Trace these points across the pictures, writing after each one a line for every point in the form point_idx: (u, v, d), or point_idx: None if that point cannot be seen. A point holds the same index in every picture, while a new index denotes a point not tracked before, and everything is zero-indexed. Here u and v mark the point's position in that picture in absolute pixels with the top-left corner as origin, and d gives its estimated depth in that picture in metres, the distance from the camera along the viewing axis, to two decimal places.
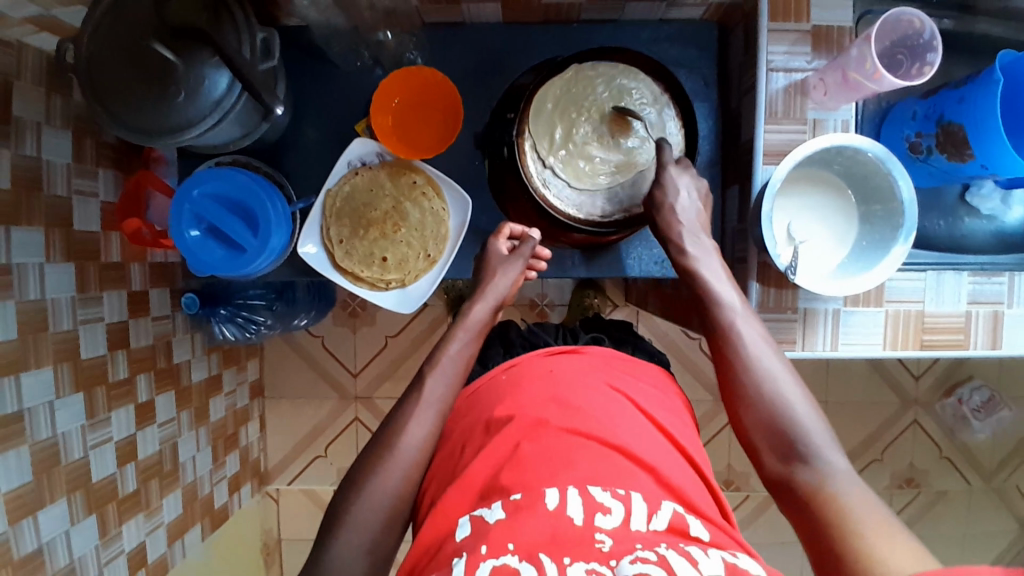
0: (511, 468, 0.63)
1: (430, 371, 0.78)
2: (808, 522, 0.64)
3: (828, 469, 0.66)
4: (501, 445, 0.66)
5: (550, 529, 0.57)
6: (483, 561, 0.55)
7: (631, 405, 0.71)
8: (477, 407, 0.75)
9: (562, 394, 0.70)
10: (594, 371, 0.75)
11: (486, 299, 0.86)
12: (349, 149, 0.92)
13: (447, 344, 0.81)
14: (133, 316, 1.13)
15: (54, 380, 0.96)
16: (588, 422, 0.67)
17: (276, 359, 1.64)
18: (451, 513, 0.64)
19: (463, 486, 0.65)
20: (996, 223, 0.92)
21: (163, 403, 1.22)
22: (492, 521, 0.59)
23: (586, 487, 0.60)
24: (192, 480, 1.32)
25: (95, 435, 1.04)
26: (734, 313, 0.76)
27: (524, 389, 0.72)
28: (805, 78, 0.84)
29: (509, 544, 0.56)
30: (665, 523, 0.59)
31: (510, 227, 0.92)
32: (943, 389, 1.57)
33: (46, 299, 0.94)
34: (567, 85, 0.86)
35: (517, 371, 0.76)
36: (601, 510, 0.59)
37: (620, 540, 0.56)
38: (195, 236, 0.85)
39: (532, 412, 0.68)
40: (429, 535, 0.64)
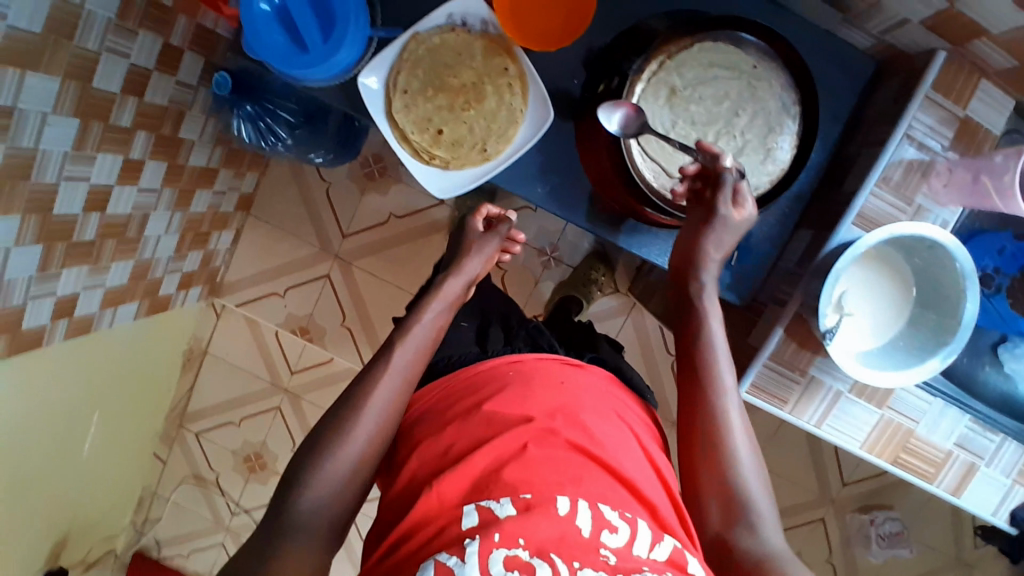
0: (518, 467, 0.62)
1: (400, 341, 0.75)
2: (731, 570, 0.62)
3: (766, 525, 0.64)
4: (505, 441, 0.64)
5: (560, 532, 0.57)
6: (496, 548, 0.54)
7: (640, 450, 0.70)
8: (479, 390, 0.72)
9: (572, 407, 0.70)
10: (603, 399, 0.74)
11: (461, 276, 0.84)
12: (455, 0, 0.82)
13: (421, 311, 0.79)
14: (158, 68, 1.06)
15: (57, 93, 0.87)
16: (597, 446, 0.66)
17: (274, 184, 1.56)
18: (448, 493, 0.61)
19: (460, 471, 0.62)
20: (1009, 385, 0.87)
21: (153, 170, 1.16)
22: (501, 515, 0.57)
23: (596, 503, 0.60)
24: (149, 257, 1.28)
25: (73, 169, 0.97)
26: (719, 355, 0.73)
27: (534, 389, 0.71)
28: (933, 160, 0.79)
29: (520, 539, 0.55)
30: (666, 556, 0.58)
31: (487, 210, 0.91)
32: (862, 504, 1.59)
33: (82, 8, 0.85)
34: (707, 52, 0.76)
35: (523, 369, 0.75)
36: (609, 527, 0.58)
37: (624, 559, 0.56)
38: (265, 11, 0.76)
39: (545, 418, 0.67)
40: (419, 513, 0.60)
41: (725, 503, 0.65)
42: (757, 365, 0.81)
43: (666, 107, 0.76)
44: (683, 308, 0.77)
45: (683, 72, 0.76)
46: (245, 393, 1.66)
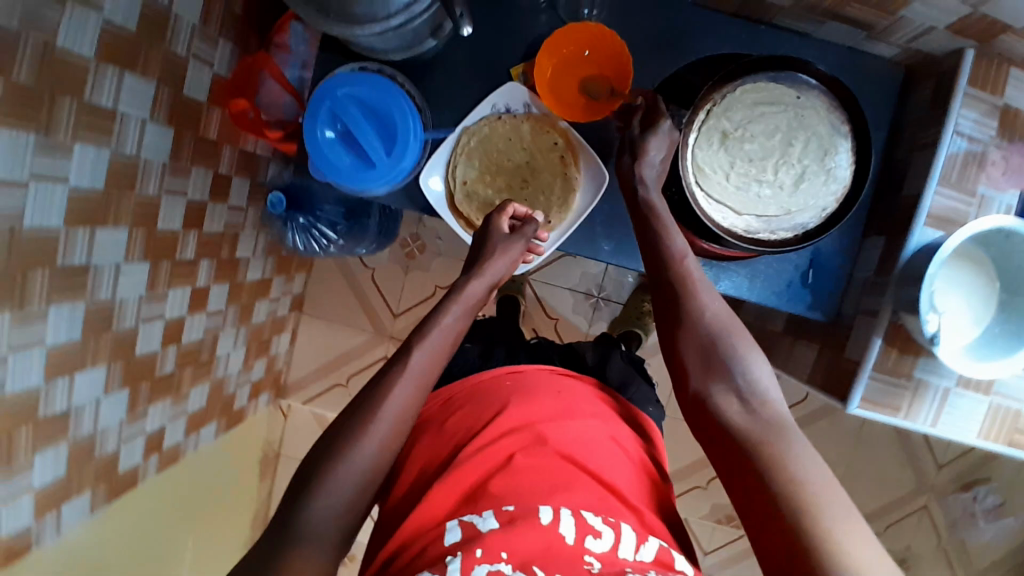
0: (505, 478, 0.71)
1: (418, 344, 0.74)
2: (740, 470, 0.64)
3: (765, 418, 0.66)
4: (496, 451, 0.74)
5: (545, 544, 0.63)
6: (478, 563, 0.61)
7: (624, 457, 0.77)
8: (475, 407, 0.82)
9: (564, 420, 0.79)
10: (587, 408, 0.82)
11: (483, 278, 0.80)
12: (498, 92, 0.88)
13: (439, 316, 0.76)
14: (212, 198, 1.12)
15: (127, 243, 0.94)
16: (582, 454, 0.75)
17: (321, 278, 1.61)
18: (431, 512, 0.70)
19: (452, 483, 0.72)
20: None
21: (216, 293, 1.21)
22: (484, 529, 0.65)
23: (580, 511, 0.67)
24: (222, 376, 1.31)
25: (149, 309, 1.02)
26: (696, 274, 0.76)
27: (539, 400, 0.81)
28: (984, 151, 0.80)
29: (503, 553, 0.62)
30: (652, 556, 0.66)
31: (513, 208, 0.85)
32: (959, 483, 1.56)
33: (139, 158, 0.92)
34: (750, 92, 0.79)
35: (523, 382, 0.85)
36: (593, 532, 0.66)
37: (609, 563, 0.63)
38: (329, 138, 0.82)
39: (535, 429, 0.77)
40: (414, 527, 0.70)
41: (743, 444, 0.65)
42: (863, 380, 0.82)
43: (721, 150, 0.80)
44: (647, 237, 0.78)
45: (730, 115, 0.79)
46: None
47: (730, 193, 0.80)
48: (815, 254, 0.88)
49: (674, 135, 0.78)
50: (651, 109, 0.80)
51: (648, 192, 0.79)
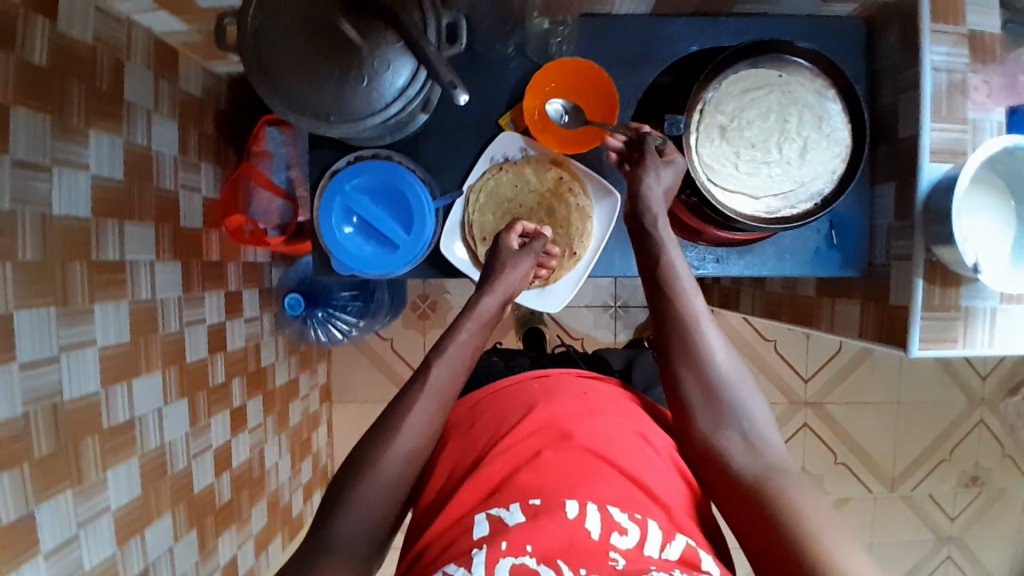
0: (530, 474, 0.69)
1: (435, 361, 0.75)
2: (742, 500, 0.67)
3: (761, 453, 0.71)
4: (523, 449, 0.73)
5: (568, 538, 0.62)
6: (503, 556, 0.60)
7: (661, 457, 0.74)
8: (502, 406, 0.80)
9: (592, 414, 0.77)
10: (615, 404, 0.80)
11: (497, 292, 0.82)
12: (493, 144, 0.90)
13: (455, 332, 0.78)
14: (229, 316, 1.12)
15: (163, 386, 0.93)
16: (611, 449, 0.72)
17: (344, 362, 1.60)
18: (461, 508, 0.69)
19: (477, 483, 0.70)
20: None
21: (253, 408, 1.20)
22: (511, 522, 0.64)
23: (606, 506, 0.66)
24: (275, 488, 1.29)
25: (197, 443, 1.02)
26: (693, 294, 0.79)
27: (558, 400, 0.78)
28: (965, 79, 0.82)
29: (528, 546, 0.61)
30: (678, 554, 0.64)
31: (522, 226, 0.87)
32: (1008, 388, 1.59)
33: (155, 299, 0.92)
34: (736, 82, 0.81)
35: (550, 384, 0.82)
36: (619, 529, 0.64)
37: (633, 561, 0.61)
38: (348, 232, 0.82)
39: (563, 425, 0.75)
40: (440, 526, 0.68)
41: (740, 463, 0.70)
42: (916, 321, 0.83)
43: (723, 143, 0.82)
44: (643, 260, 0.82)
45: (722, 108, 0.81)
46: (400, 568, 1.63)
47: (742, 181, 0.82)
48: (833, 217, 0.93)
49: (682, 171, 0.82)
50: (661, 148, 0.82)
51: (654, 212, 0.81)
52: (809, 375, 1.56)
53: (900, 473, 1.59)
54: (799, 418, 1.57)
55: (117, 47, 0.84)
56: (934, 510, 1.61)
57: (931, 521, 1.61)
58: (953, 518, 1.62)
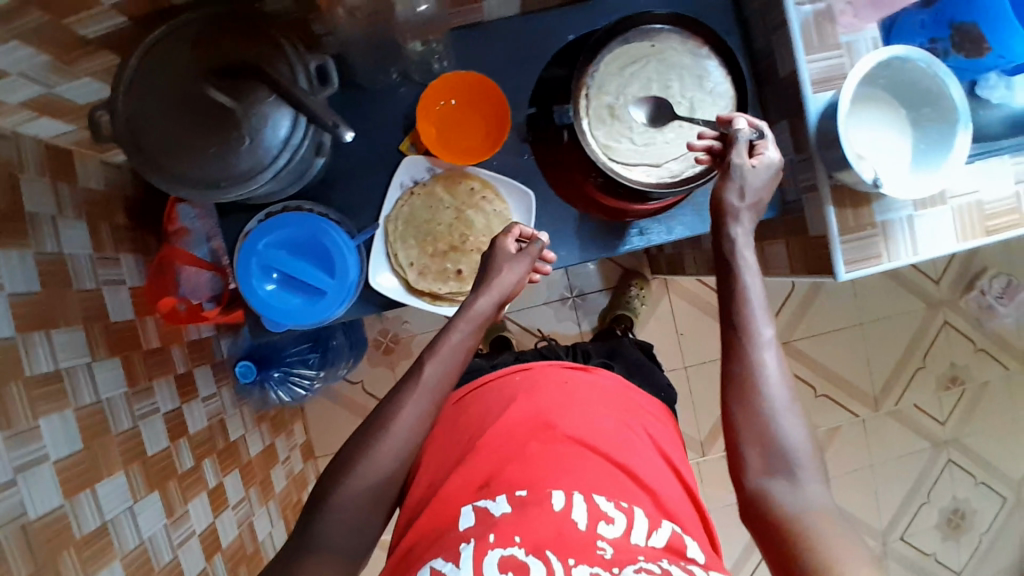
0: (520, 468, 0.75)
1: (429, 357, 0.78)
2: (782, 552, 0.64)
3: (809, 502, 0.66)
4: (513, 444, 0.78)
5: (555, 529, 0.68)
6: (492, 548, 0.66)
7: (646, 444, 0.83)
8: (488, 404, 0.86)
9: (576, 404, 0.84)
10: (602, 397, 0.86)
11: (489, 293, 0.81)
12: (399, 171, 0.90)
13: (444, 333, 0.79)
14: (184, 400, 1.10)
15: (128, 485, 0.91)
16: (600, 440, 0.79)
17: (320, 416, 1.58)
18: (452, 503, 0.75)
19: (467, 480, 0.76)
20: (1006, 109, 0.97)
21: (232, 484, 1.18)
22: (497, 513, 0.70)
23: (591, 496, 0.72)
24: (274, 557, 1.26)
25: (178, 532, 0.99)
26: (761, 326, 0.73)
27: (540, 392, 0.85)
28: (829, 5, 0.84)
29: (517, 537, 0.67)
30: (665, 541, 0.71)
31: (517, 229, 0.86)
32: (964, 284, 1.63)
33: (101, 400, 0.90)
34: (613, 61, 0.83)
35: (532, 375, 0.88)
36: (605, 518, 0.70)
37: (621, 550, 0.67)
38: (271, 289, 0.81)
39: (547, 418, 0.81)
40: (429, 522, 0.74)
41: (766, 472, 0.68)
42: (837, 247, 0.86)
43: (615, 122, 0.84)
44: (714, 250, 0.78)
45: (607, 89, 0.84)
46: None
47: (642, 153, 0.84)
48: None
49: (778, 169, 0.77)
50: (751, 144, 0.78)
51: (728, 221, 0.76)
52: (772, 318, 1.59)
53: (881, 391, 1.63)
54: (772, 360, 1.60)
55: (7, 162, 0.83)
56: (923, 418, 1.65)
57: (922, 429, 1.65)
58: (943, 422, 1.66)
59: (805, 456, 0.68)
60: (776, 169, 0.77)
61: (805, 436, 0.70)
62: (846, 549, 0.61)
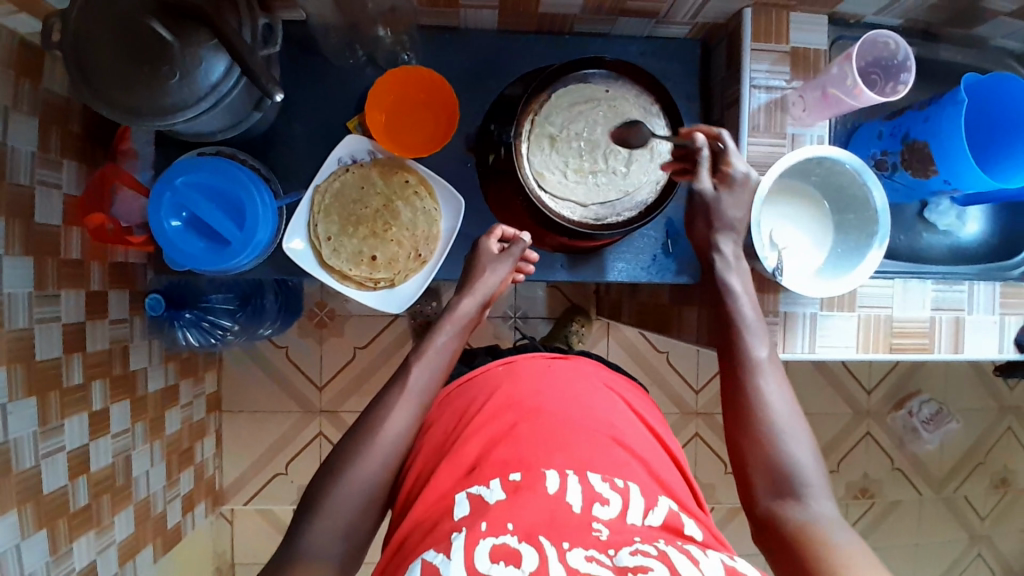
0: (509, 449, 0.72)
1: (417, 360, 0.80)
2: (789, 551, 0.65)
3: (813, 500, 0.68)
4: (498, 425, 0.76)
5: (549, 512, 0.65)
6: (483, 537, 0.62)
7: (639, 428, 0.82)
8: (473, 388, 0.83)
9: (563, 388, 0.82)
10: (592, 376, 0.86)
11: (473, 294, 0.86)
12: (340, 146, 0.90)
13: (433, 335, 0.83)
14: (89, 318, 1.09)
15: (6, 382, 0.90)
16: (585, 416, 0.78)
17: (236, 371, 1.58)
18: (443, 489, 0.71)
19: (455, 461, 0.73)
20: (951, 238, 0.98)
21: (118, 412, 1.16)
22: (491, 500, 0.67)
23: (585, 476, 0.69)
24: (145, 496, 1.25)
25: (48, 444, 0.97)
26: (755, 346, 0.78)
27: (523, 376, 0.83)
28: (784, 95, 0.88)
29: (508, 524, 0.63)
30: (661, 520, 0.69)
31: (501, 230, 0.90)
32: (893, 402, 1.65)
33: (2, 293, 0.89)
34: (563, 97, 0.86)
35: (515, 366, 0.85)
36: (600, 500, 0.67)
37: (617, 530, 0.65)
38: (176, 226, 0.82)
39: (531, 400, 0.79)
40: (421, 511, 0.70)
41: (772, 477, 0.70)
42: None
43: (553, 152, 0.86)
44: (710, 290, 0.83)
45: (552, 122, 0.86)
46: None
47: (571, 190, 0.86)
48: (669, 225, 0.97)
49: (748, 176, 0.81)
50: (717, 156, 0.82)
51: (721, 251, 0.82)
52: (700, 387, 1.65)
53: None
54: (691, 428, 1.65)
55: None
56: None
57: None
58: None
59: (807, 450, 0.72)
60: (744, 184, 0.81)
61: (803, 430, 0.73)
62: (850, 540, 0.64)
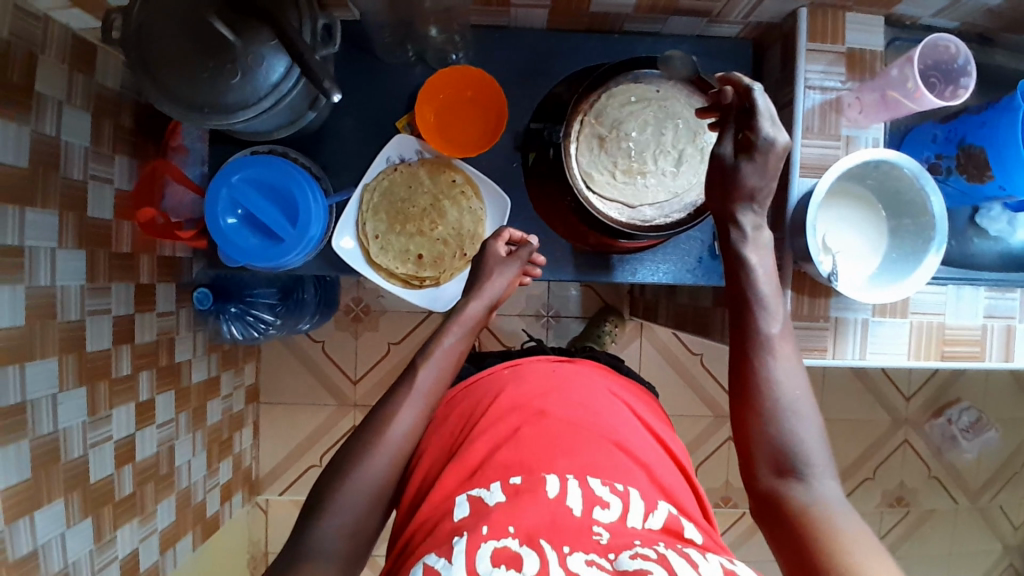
0: (513, 451, 0.72)
1: (424, 362, 0.81)
2: (790, 533, 0.65)
3: (813, 473, 0.68)
4: (503, 427, 0.76)
5: (551, 515, 0.64)
6: (484, 540, 0.62)
7: (643, 430, 0.82)
8: (479, 393, 0.85)
9: (568, 392, 0.82)
10: (598, 383, 0.86)
11: (480, 298, 0.86)
12: (389, 145, 0.92)
13: (440, 338, 0.83)
14: (138, 309, 1.12)
15: (58, 372, 0.93)
16: (591, 420, 0.78)
17: (272, 363, 1.60)
18: (445, 491, 0.71)
19: (461, 463, 0.73)
20: (1002, 244, 0.94)
21: (163, 403, 1.19)
22: (492, 503, 0.67)
23: (586, 480, 0.68)
24: (187, 485, 1.28)
25: (95, 433, 1.00)
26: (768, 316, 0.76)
27: (526, 382, 0.84)
28: (840, 96, 0.86)
29: (510, 527, 0.63)
30: (661, 523, 0.68)
31: (508, 233, 0.90)
32: (932, 409, 1.62)
33: (56, 286, 0.92)
34: (614, 97, 0.86)
35: (519, 369, 0.87)
36: (600, 503, 0.67)
37: (617, 534, 0.64)
38: (232, 223, 0.83)
39: (537, 404, 0.79)
40: (427, 511, 0.71)
41: (776, 456, 0.69)
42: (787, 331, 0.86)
43: (602, 153, 0.86)
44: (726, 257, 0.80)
45: (602, 122, 0.86)
46: None
47: (619, 190, 0.86)
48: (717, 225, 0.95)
49: (775, 140, 0.76)
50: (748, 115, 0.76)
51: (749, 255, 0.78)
52: None
53: None
54: (723, 431, 1.64)
55: (30, 43, 0.86)
56: None
57: None
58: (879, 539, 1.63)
59: (813, 428, 0.70)
60: (771, 147, 0.76)
61: (810, 405, 0.72)
62: (852, 523, 0.63)
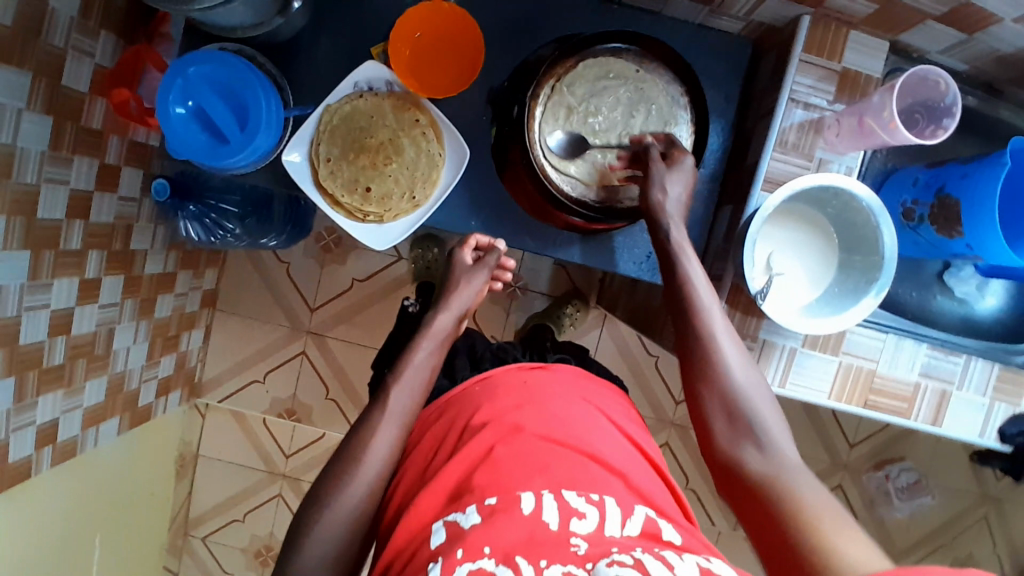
0: (487, 468, 0.67)
1: (395, 383, 0.78)
2: (765, 528, 0.65)
3: (778, 470, 0.68)
4: (476, 448, 0.70)
5: (528, 532, 0.60)
6: (460, 564, 0.58)
7: (618, 434, 0.77)
8: (457, 407, 0.79)
9: (540, 402, 0.76)
10: (570, 386, 0.81)
11: (451, 310, 0.86)
12: (359, 70, 0.89)
13: (412, 353, 0.81)
14: (99, 188, 1.12)
15: (4, 231, 0.91)
16: (563, 432, 0.72)
17: (236, 276, 1.61)
18: (423, 514, 0.67)
19: (434, 486, 0.68)
20: (966, 307, 0.92)
21: (110, 285, 1.20)
22: (467, 525, 0.62)
23: (561, 492, 0.64)
24: (121, 371, 1.30)
25: (32, 298, 1.00)
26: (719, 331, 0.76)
27: (501, 395, 0.77)
28: (821, 116, 0.83)
29: (485, 547, 0.58)
30: (639, 528, 0.64)
31: (476, 239, 0.91)
32: (874, 461, 1.60)
33: (15, 146, 0.90)
34: (592, 68, 0.85)
35: (491, 381, 0.80)
36: (577, 514, 0.62)
37: (595, 543, 0.60)
38: (181, 114, 0.82)
39: (508, 418, 0.73)
40: (404, 538, 0.67)
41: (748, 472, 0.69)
42: None
43: (567, 122, 0.84)
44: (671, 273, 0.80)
45: (573, 90, 0.84)
46: (246, 487, 1.67)
47: (576, 163, 0.85)
48: None
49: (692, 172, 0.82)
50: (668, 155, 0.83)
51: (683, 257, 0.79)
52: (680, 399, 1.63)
53: None
54: (661, 437, 1.63)
55: None
56: None
57: None
58: None
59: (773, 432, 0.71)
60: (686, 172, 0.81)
61: (767, 412, 0.72)
62: (823, 503, 0.64)
